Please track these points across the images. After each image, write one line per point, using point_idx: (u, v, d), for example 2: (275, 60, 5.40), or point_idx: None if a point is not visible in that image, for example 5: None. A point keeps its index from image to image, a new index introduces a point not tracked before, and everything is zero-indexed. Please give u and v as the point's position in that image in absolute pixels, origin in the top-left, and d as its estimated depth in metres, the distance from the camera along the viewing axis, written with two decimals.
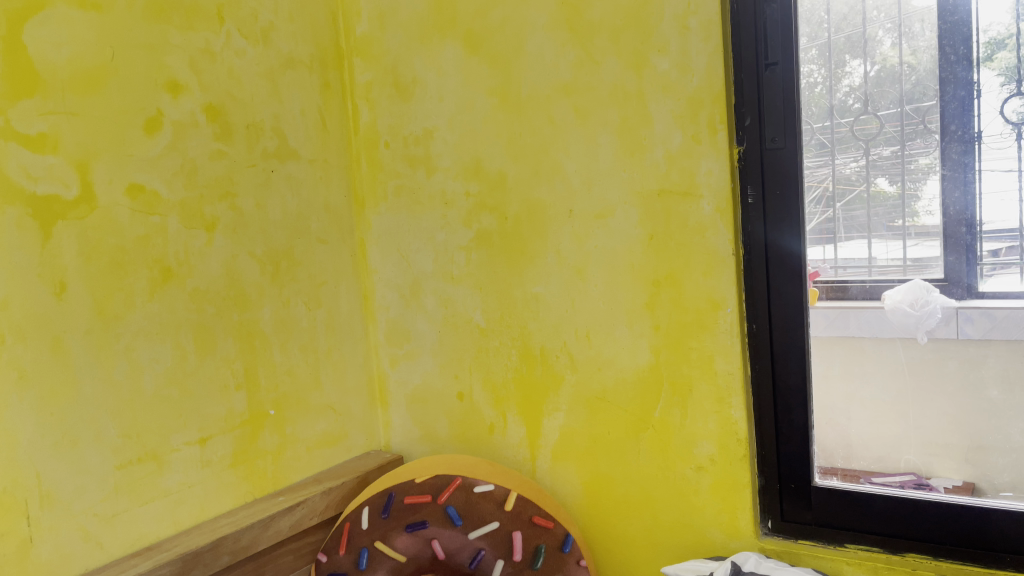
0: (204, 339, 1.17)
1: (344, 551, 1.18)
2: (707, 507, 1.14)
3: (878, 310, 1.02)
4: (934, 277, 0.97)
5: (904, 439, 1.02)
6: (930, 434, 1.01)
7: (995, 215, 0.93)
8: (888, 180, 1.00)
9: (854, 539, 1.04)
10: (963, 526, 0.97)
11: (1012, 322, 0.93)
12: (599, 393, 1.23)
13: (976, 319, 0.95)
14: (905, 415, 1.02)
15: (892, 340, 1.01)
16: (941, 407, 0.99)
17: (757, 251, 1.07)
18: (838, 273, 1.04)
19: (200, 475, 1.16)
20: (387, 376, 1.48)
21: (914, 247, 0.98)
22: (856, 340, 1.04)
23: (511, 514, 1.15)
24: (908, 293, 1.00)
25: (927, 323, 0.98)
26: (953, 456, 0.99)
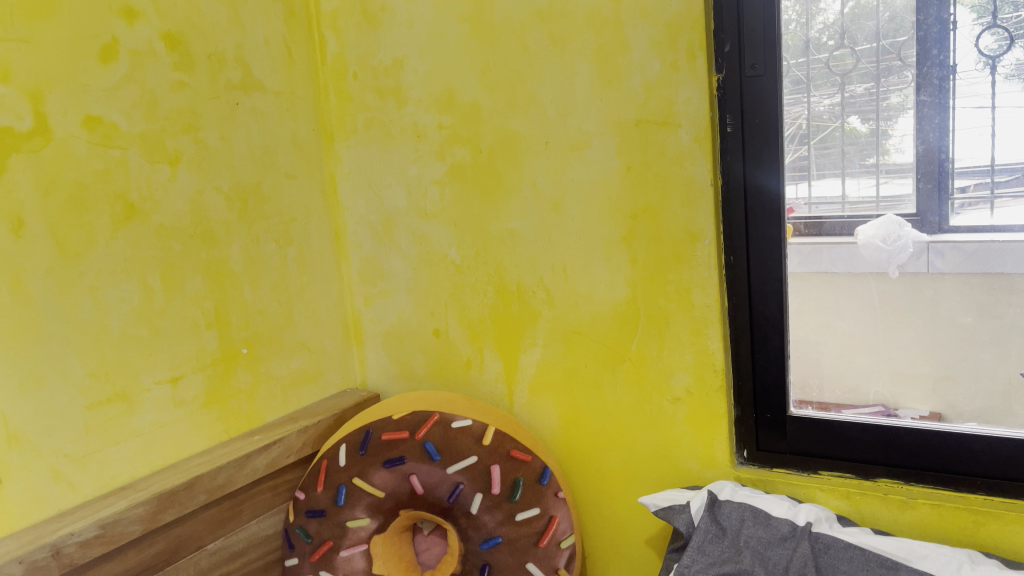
0: (172, 277, 1.14)
1: (322, 487, 1.18)
2: (683, 438, 1.15)
3: (851, 246, 1.02)
4: (906, 212, 0.97)
5: (874, 371, 1.03)
6: (901, 365, 1.01)
7: (967, 150, 0.93)
8: (861, 119, 0.99)
9: (827, 467, 1.06)
10: (933, 451, 0.98)
11: (982, 255, 0.93)
12: (576, 327, 1.22)
13: (947, 253, 0.95)
14: (875, 349, 1.03)
15: (865, 275, 1.01)
16: (911, 338, 1.00)
17: (736, 186, 1.06)
18: (812, 210, 1.03)
19: (173, 415, 1.14)
20: (362, 314, 1.46)
21: (887, 184, 0.98)
22: (829, 275, 1.04)
23: (488, 449, 1.15)
24: (881, 228, 0.99)
25: (899, 257, 0.98)
26: (920, 386, 1.00)
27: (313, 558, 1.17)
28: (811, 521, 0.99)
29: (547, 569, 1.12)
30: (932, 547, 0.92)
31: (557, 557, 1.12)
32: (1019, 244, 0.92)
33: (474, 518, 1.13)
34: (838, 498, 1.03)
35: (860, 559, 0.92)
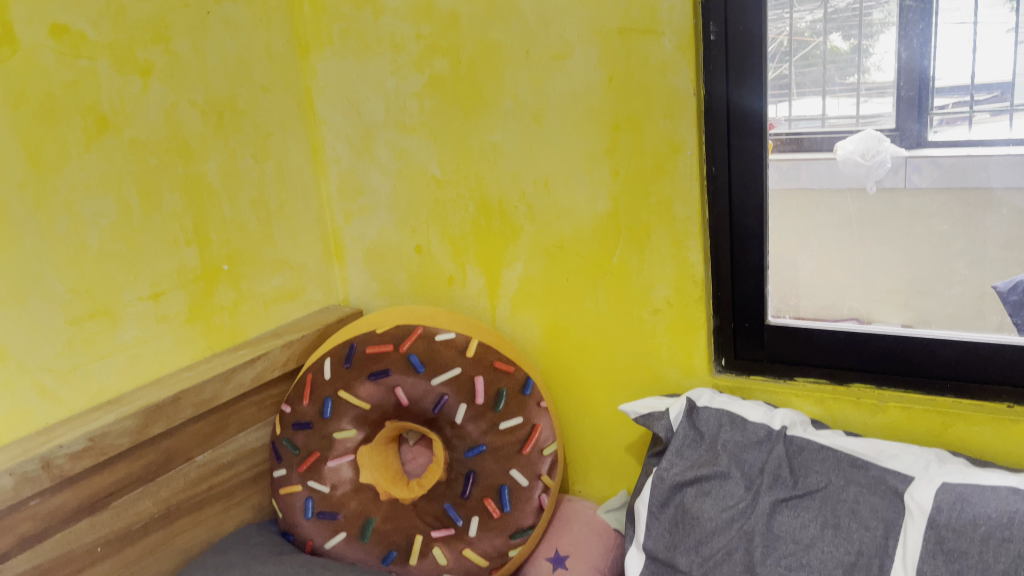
0: (149, 192, 1.12)
1: (308, 401, 1.20)
2: (662, 348, 1.18)
3: (830, 161, 1.07)
4: (885, 128, 1.05)
5: (847, 288, 1.09)
6: (873, 280, 1.09)
7: (948, 70, 1.01)
8: (843, 36, 1.01)
9: (803, 373, 1.09)
10: (906, 356, 1.01)
11: (955, 170, 1.06)
12: (557, 242, 1.23)
13: (924, 168, 1.06)
14: (851, 265, 1.11)
15: (845, 190, 1.10)
16: (885, 253, 1.10)
17: (719, 106, 1.05)
18: (793, 126, 1.04)
19: (156, 331, 1.14)
20: (342, 231, 1.44)
21: (868, 102, 1.03)
22: (808, 192, 1.08)
23: (472, 360, 1.16)
24: (861, 144, 1.06)
25: (877, 173, 1.08)
26: (892, 302, 1.06)
27: (301, 469, 1.19)
28: (787, 424, 1.02)
29: (529, 476, 1.16)
30: (900, 448, 0.96)
31: (539, 463, 1.16)
32: (997, 157, 1.06)
33: (458, 428, 1.16)
34: (813, 403, 1.07)
35: (832, 460, 0.96)
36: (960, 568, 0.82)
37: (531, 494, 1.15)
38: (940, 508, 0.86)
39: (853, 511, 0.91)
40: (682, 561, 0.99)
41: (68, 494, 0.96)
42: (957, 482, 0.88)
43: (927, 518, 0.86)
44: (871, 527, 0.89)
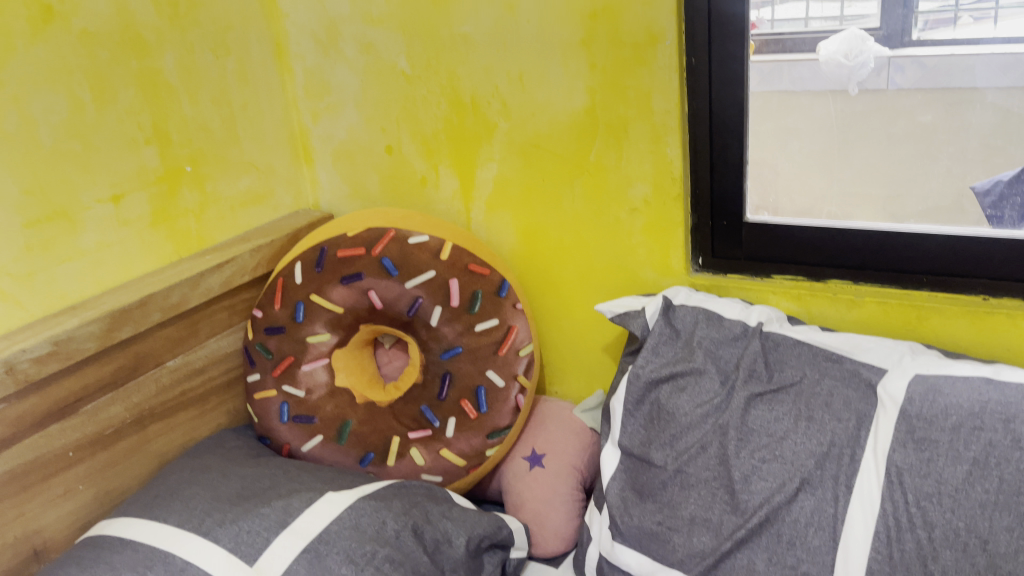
0: (103, 88, 1.06)
1: (280, 305, 1.18)
2: (640, 248, 1.16)
3: (813, 62, 1.01)
4: (871, 27, 0.96)
5: (825, 194, 1.06)
6: (850, 183, 1.04)
7: None
8: None
9: (780, 270, 1.08)
10: (884, 251, 1.00)
11: (942, 71, 0.94)
12: (533, 139, 1.19)
13: (907, 68, 0.95)
14: (830, 171, 1.06)
15: (824, 92, 1.02)
16: (864, 158, 1.03)
17: (700, 11, 1.00)
18: (775, 27, 1.00)
19: (118, 235, 1.11)
20: (310, 131, 1.39)
21: (852, 5, 0.96)
22: (789, 94, 1.04)
23: (447, 264, 1.14)
24: (844, 43, 0.98)
25: (859, 74, 0.99)
26: (871, 204, 1.03)
27: (275, 373, 1.18)
28: (763, 321, 1.02)
29: (506, 376, 1.15)
30: (875, 342, 0.96)
31: (515, 364, 1.16)
32: (985, 56, 0.92)
33: (434, 331, 1.14)
34: (790, 300, 1.07)
35: (807, 354, 0.97)
36: (929, 456, 0.83)
37: (507, 395, 1.16)
38: (912, 399, 0.87)
39: (827, 404, 0.91)
40: (657, 456, 1.00)
41: (35, 399, 0.94)
42: (930, 374, 0.89)
43: (899, 408, 0.87)
44: (843, 418, 0.90)
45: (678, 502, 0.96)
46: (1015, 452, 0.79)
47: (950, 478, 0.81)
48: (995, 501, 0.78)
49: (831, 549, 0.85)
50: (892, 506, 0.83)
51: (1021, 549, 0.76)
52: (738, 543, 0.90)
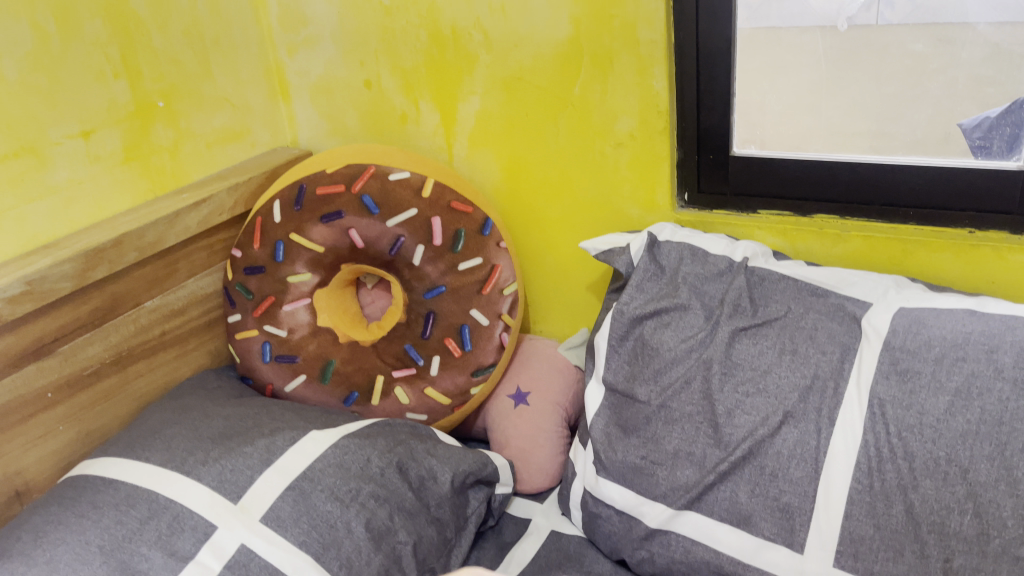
0: (68, 19, 1.02)
1: (259, 245, 1.16)
2: (625, 184, 1.14)
3: None
4: None
5: (812, 132, 1.04)
6: (838, 122, 1.02)
7: None
8: None
9: (765, 206, 1.07)
10: (872, 185, 0.99)
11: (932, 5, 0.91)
12: (515, 73, 1.16)
13: (897, 3, 0.92)
14: (816, 108, 1.03)
15: (812, 29, 0.99)
16: (853, 96, 1.00)
17: None
18: None
19: (90, 172, 1.08)
20: (286, 66, 1.35)
21: None
22: (775, 30, 1.01)
23: (429, 201, 1.12)
24: None
25: (849, 10, 0.96)
26: (858, 141, 1.01)
27: (256, 314, 1.16)
28: (748, 256, 1.02)
29: (490, 315, 1.15)
30: (861, 276, 0.96)
31: (499, 302, 1.15)
32: None
33: (416, 270, 1.13)
34: (775, 236, 1.07)
35: (793, 289, 0.96)
36: (912, 388, 0.83)
37: (492, 333, 1.15)
38: (895, 331, 0.87)
39: (811, 338, 0.91)
40: (641, 391, 0.99)
41: (10, 340, 0.93)
42: (914, 307, 0.89)
43: (883, 341, 0.87)
44: (827, 351, 0.90)
45: (662, 436, 0.96)
46: (997, 382, 0.80)
47: (932, 409, 0.81)
48: (976, 430, 0.79)
49: (813, 480, 0.85)
50: (874, 437, 0.83)
51: (1001, 478, 0.77)
52: (722, 476, 0.90)
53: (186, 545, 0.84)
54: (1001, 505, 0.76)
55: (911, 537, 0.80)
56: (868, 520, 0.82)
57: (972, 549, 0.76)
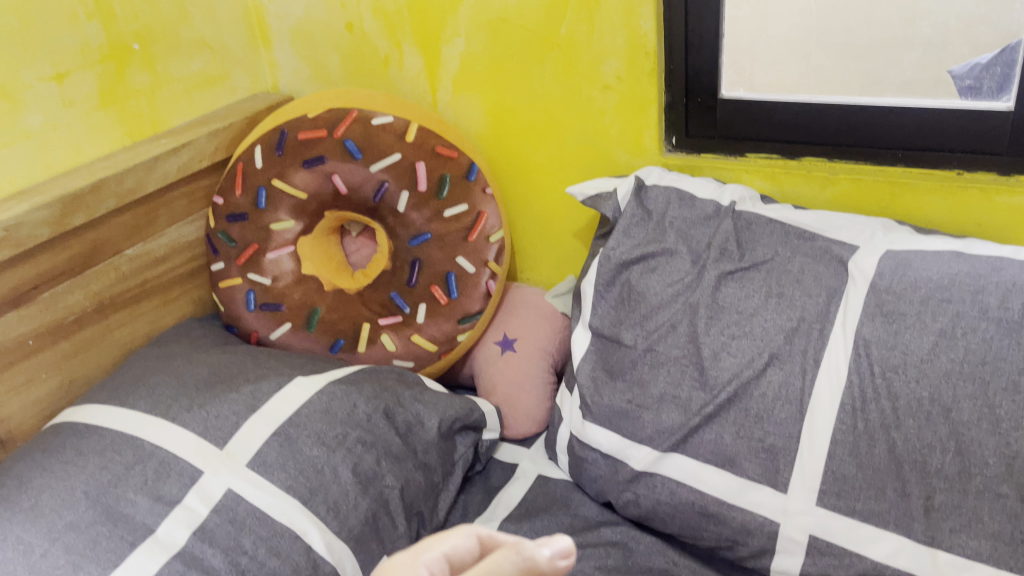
0: None
1: (241, 191, 1.14)
2: (612, 128, 1.13)
3: None
4: None
5: (801, 78, 1.03)
6: (828, 68, 1.01)
7: None
8: None
9: (753, 149, 1.06)
10: (862, 127, 0.98)
11: None
12: (500, 14, 1.13)
13: None
14: (806, 54, 1.02)
15: None
16: (843, 41, 0.99)
17: None
18: None
19: (64, 116, 1.05)
20: (265, 8, 1.32)
21: None
22: None
23: (412, 146, 1.10)
24: None
25: None
26: (847, 87, 1.00)
27: (239, 261, 1.15)
28: (736, 200, 1.01)
29: (477, 263, 1.13)
30: (847, 220, 0.96)
31: (486, 250, 1.13)
32: None
33: (401, 217, 1.12)
34: (763, 179, 1.06)
35: (780, 233, 0.96)
36: (897, 328, 0.83)
37: (478, 281, 1.14)
38: (882, 273, 0.87)
39: (797, 281, 0.91)
40: (627, 336, 0.99)
41: None
42: (901, 249, 0.89)
43: (869, 283, 0.87)
44: (813, 294, 0.89)
45: (648, 380, 0.96)
46: (981, 323, 0.80)
47: (916, 350, 0.82)
48: (960, 370, 0.79)
49: (797, 421, 0.86)
50: (859, 378, 0.84)
51: (983, 416, 0.77)
52: (707, 418, 0.91)
53: (172, 489, 0.84)
54: (983, 443, 0.77)
55: (893, 475, 0.80)
56: (851, 460, 0.82)
57: (954, 487, 0.78)
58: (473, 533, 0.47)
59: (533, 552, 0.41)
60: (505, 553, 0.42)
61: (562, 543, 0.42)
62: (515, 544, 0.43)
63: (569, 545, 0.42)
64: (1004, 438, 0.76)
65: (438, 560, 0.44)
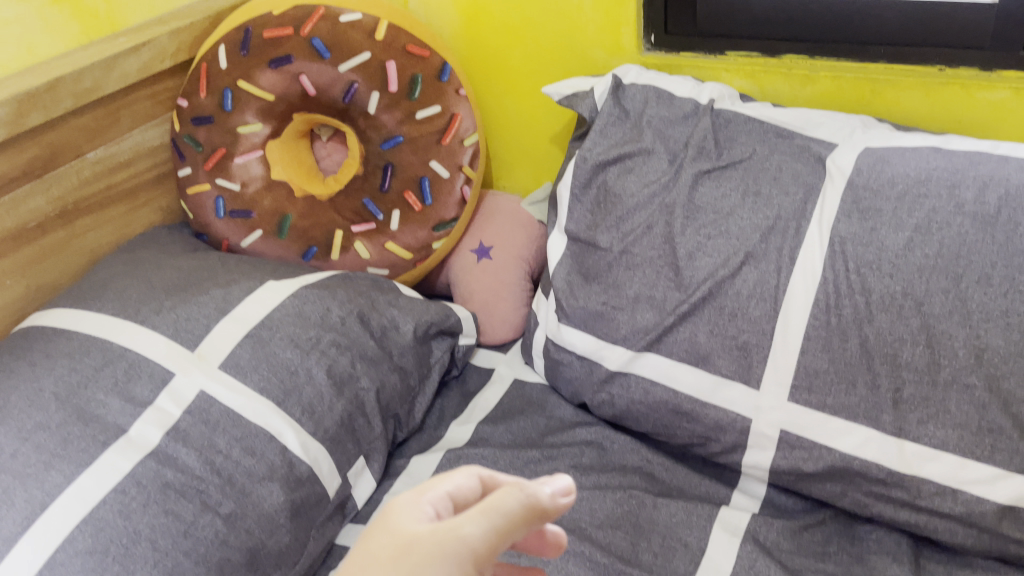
0: None
1: (206, 93, 1.10)
2: (589, 26, 1.09)
3: None
4: None
5: None
6: None
7: None
8: None
9: (734, 47, 1.03)
10: (846, 23, 0.95)
11: None
12: None
13: None
14: None
15: None
16: None
17: None
18: None
19: (15, 11, 1.00)
20: None
21: None
22: None
23: (383, 45, 1.06)
24: None
25: None
26: None
27: (207, 167, 1.12)
28: (714, 98, 0.99)
29: (450, 167, 1.11)
30: (828, 117, 0.95)
31: (459, 155, 1.11)
32: None
33: (372, 119, 1.09)
34: (743, 78, 1.04)
35: (758, 131, 0.94)
36: (873, 225, 0.83)
37: (452, 186, 1.12)
38: (860, 170, 0.86)
39: (775, 180, 0.90)
40: (603, 239, 0.98)
41: None
42: (879, 147, 0.88)
43: (846, 180, 0.86)
44: (791, 192, 0.88)
45: (623, 282, 0.96)
46: (957, 217, 0.80)
47: (891, 245, 0.81)
48: (933, 265, 0.79)
49: (771, 319, 0.86)
50: (833, 275, 0.83)
51: (955, 310, 0.77)
52: (681, 318, 0.91)
53: (144, 390, 0.83)
54: (953, 336, 0.77)
55: (864, 369, 0.81)
56: (823, 356, 0.83)
57: (923, 379, 0.79)
58: (474, 474, 0.54)
59: (537, 490, 0.48)
60: (510, 490, 0.47)
61: (562, 483, 0.50)
62: (515, 484, 0.49)
63: (569, 482, 0.50)
64: (974, 330, 0.76)
65: (442, 498, 0.51)
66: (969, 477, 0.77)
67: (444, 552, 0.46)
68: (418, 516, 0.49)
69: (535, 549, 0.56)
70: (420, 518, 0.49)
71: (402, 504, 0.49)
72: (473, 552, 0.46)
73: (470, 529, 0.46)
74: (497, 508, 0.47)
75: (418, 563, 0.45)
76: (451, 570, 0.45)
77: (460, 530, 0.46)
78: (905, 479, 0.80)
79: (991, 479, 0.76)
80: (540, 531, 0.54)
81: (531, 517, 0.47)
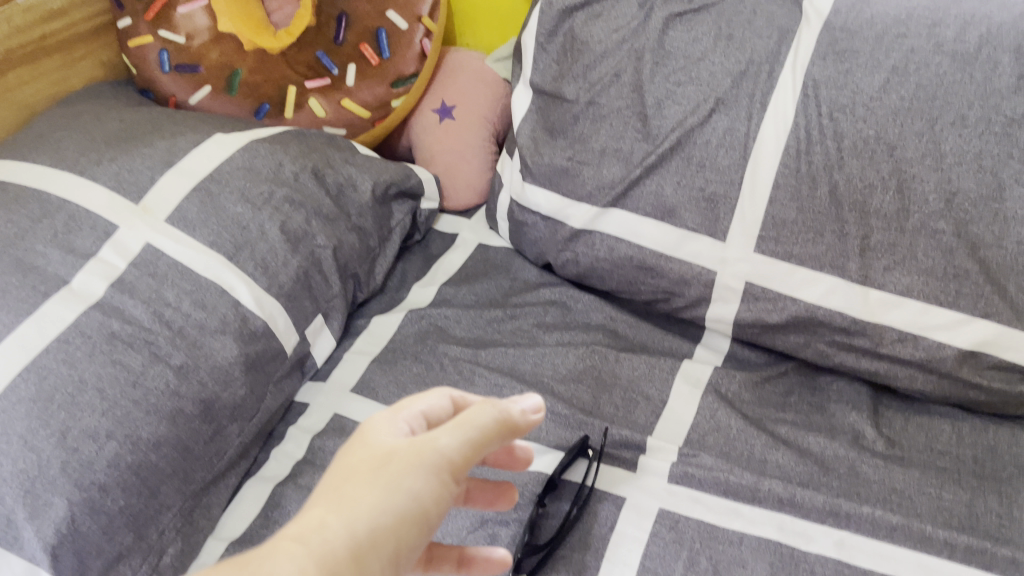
0: None
1: None
2: None
3: None
4: None
5: None
6: None
7: None
8: None
9: None
10: None
11: None
12: None
13: None
14: None
15: None
16: None
17: None
18: None
19: None
20: None
21: None
22: None
23: None
24: None
25: None
26: None
27: (148, 17, 1.04)
28: None
29: (409, 19, 1.08)
30: None
31: (419, 5, 1.08)
32: None
33: None
34: None
35: None
36: (848, 67, 0.79)
37: (412, 39, 1.09)
38: (838, 11, 0.81)
39: (749, 24, 0.85)
40: (569, 90, 0.94)
41: None
42: None
43: (823, 22, 0.82)
44: (765, 35, 0.84)
45: (589, 136, 0.92)
46: (935, 57, 0.76)
47: (866, 88, 0.78)
48: (908, 107, 0.76)
49: (740, 168, 0.83)
50: (805, 120, 0.80)
51: (928, 154, 0.75)
52: (648, 170, 0.88)
53: (85, 243, 0.80)
54: (924, 181, 0.75)
55: (832, 216, 0.79)
56: (792, 205, 0.81)
57: (891, 225, 0.77)
58: (446, 395, 0.54)
59: (508, 407, 0.51)
60: (483, 406, 0.50)
61: (532, 402, 0.54)
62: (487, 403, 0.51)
63: (538, 401, 0.54)
64: (946, 174, 0.74)
65: (416, 417, 0.51)
66: (932, 322, 0.77)
67: (422, 462, 0.46)
68: (393, 433, 0.49)
69: (504, 464, 0.60)
70: (395, 434, 0.49)
71: (376, 422, 0.49)
72: (449, 462, 0.47)
73: (446, 441, 0.47)
74: (472, 421, 0.48)
75: (396, 473, 0.45)
76: (428, 480, 0.46)
77: (436, 442, 0.47)
78: (868, 328, 0.79)
79: (954, 325, 0.76)
80: (511, 447, 0.59)
81: (503, 430, 0.49)
